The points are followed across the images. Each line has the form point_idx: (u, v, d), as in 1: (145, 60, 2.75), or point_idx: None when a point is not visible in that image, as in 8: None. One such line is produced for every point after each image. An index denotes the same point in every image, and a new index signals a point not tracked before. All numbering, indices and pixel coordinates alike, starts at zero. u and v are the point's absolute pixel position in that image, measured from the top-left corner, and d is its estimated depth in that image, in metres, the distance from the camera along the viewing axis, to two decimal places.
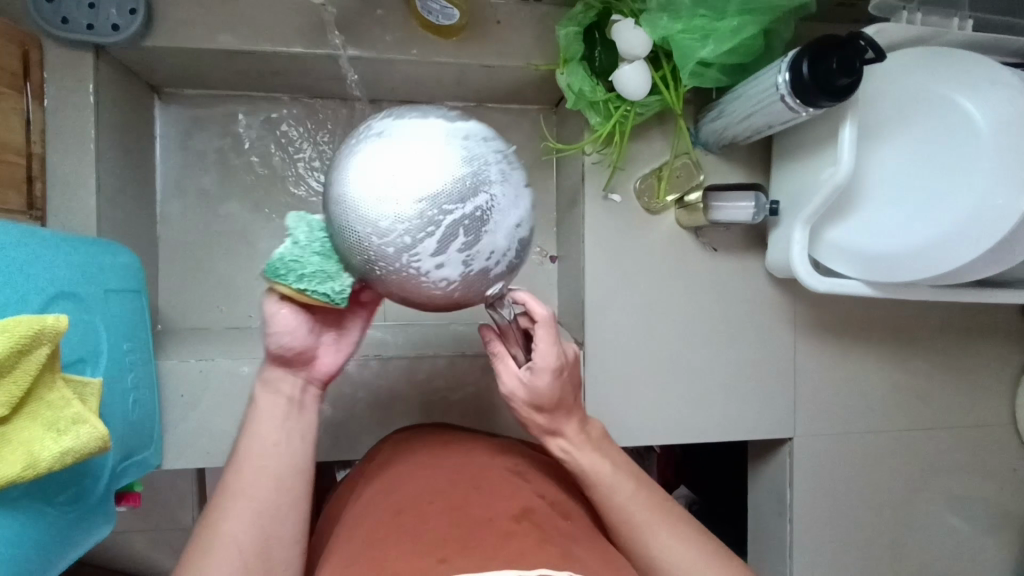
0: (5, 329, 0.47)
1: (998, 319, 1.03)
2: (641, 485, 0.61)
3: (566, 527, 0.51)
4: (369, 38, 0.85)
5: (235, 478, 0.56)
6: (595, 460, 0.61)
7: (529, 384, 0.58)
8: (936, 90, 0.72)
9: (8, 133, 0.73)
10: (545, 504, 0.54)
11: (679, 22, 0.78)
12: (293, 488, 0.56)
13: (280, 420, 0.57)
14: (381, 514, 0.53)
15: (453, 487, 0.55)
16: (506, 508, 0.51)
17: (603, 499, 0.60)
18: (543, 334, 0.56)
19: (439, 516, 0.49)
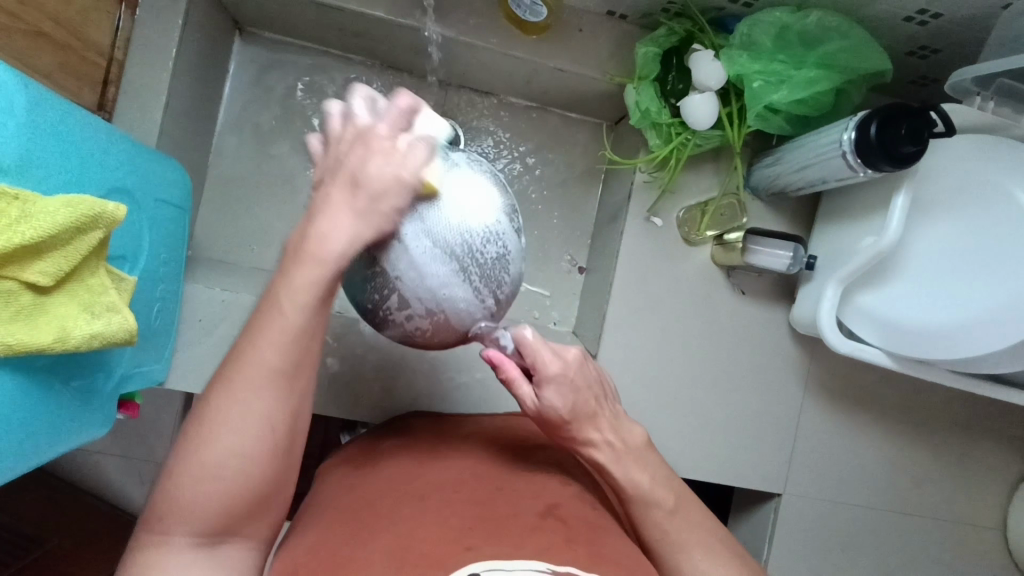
0: (69, 205, 0.47)
1: (1006, 422, 1.02)
2: (679, 503, 0.61)
3: (590, 520, 0.54)
4: (454, 19, 0.87)
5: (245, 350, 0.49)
6: (631, 473, 0.60)
7: (541, 401, 0.58)
8: (991, 183, 0.73)
9: (96, 32, 0.75)
10: (569, 497, 0.58)
11: (757, 63, 0.79)
12: (290, 373, 0.49)
13: (294, 300, 0.49)
14: (393, 497, 0.55)
15: (473, 483, 0.57)
16: (534, 505, 0.54)
17: (637, 513, 0.60)
18: (540, 352, 0.57)
19: (463, 509, 0.52)
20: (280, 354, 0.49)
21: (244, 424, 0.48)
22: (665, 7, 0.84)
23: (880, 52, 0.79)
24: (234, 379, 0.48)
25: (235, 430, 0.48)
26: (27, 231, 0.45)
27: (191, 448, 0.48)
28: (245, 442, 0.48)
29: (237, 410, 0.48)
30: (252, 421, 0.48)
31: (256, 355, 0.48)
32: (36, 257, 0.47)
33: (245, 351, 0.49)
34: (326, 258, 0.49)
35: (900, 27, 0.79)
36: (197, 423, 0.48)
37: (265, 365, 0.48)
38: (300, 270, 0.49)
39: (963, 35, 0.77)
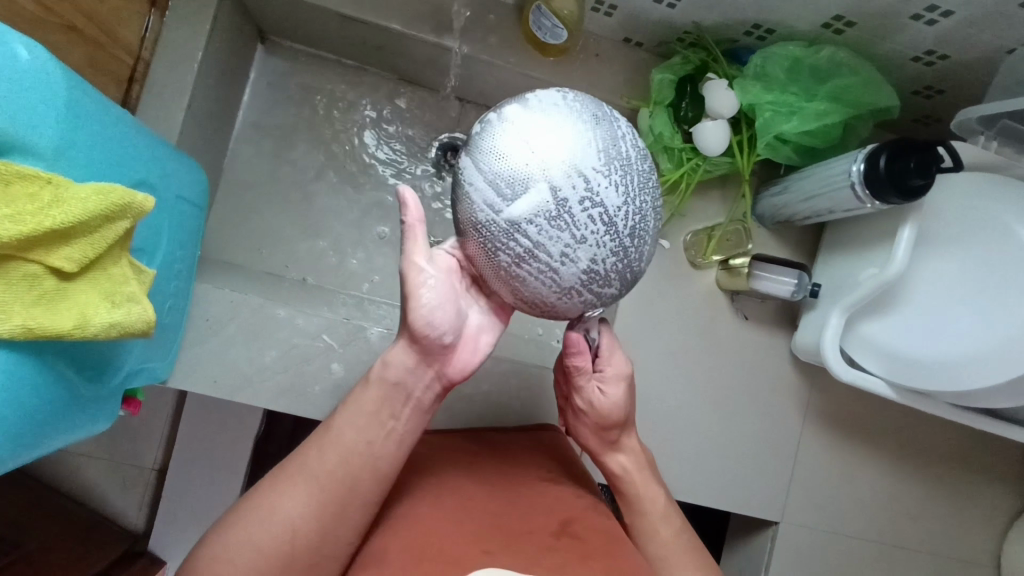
0: (101, 193, 0.48)
1: (1000, 457, 1.03)
2: (685, 527, 0.64)
3: (604, 531, 0.58)
4: (477, 38, 0.89)
5: (311, 457, 0.54)
6: (651, 488, 0.65)
7: (602, 397, 0.62)
8: (1002, 217, 0.75)
9: (124, 31, 0.76)
10: (583, 507, 0.61)
11: (770, 94, 0.82)
12: (360, 492, 0.54)
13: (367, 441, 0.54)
14: (420, 509, 0.56)
15: (487, 496, 0.60)
16: (550, 519, 0.58)
17: (647, 531, 0.63)
18: (609, 358, 0.61)
19: (479, 525, 0.55)
20: (337, 465, 0.53)
21: (294, 517, 0.52)
22: (681, 37, 0.88)
23: (887, 88, 0.82)
24: (305, 466, 0.53)
25: (283, 523, 0.51)
26: (58, 215, 0.45)
27: (238, 525, 0.51)
28: (292, 533, 0.51)
29: (292, 499, 0.52)
30: (297, 517, 0.52)
31: (320, 458, 0.53)
32: (63, 243, 0.47)
33: (308, 455, 0.54)
34: (388, 390, 0.55)
35: (907, 66, 0.82)
36: (250, 507, 0.52)
37: (325, 472, 0.53)
38: (373, 401, 0.55)
39: (967, 77, 0.80)
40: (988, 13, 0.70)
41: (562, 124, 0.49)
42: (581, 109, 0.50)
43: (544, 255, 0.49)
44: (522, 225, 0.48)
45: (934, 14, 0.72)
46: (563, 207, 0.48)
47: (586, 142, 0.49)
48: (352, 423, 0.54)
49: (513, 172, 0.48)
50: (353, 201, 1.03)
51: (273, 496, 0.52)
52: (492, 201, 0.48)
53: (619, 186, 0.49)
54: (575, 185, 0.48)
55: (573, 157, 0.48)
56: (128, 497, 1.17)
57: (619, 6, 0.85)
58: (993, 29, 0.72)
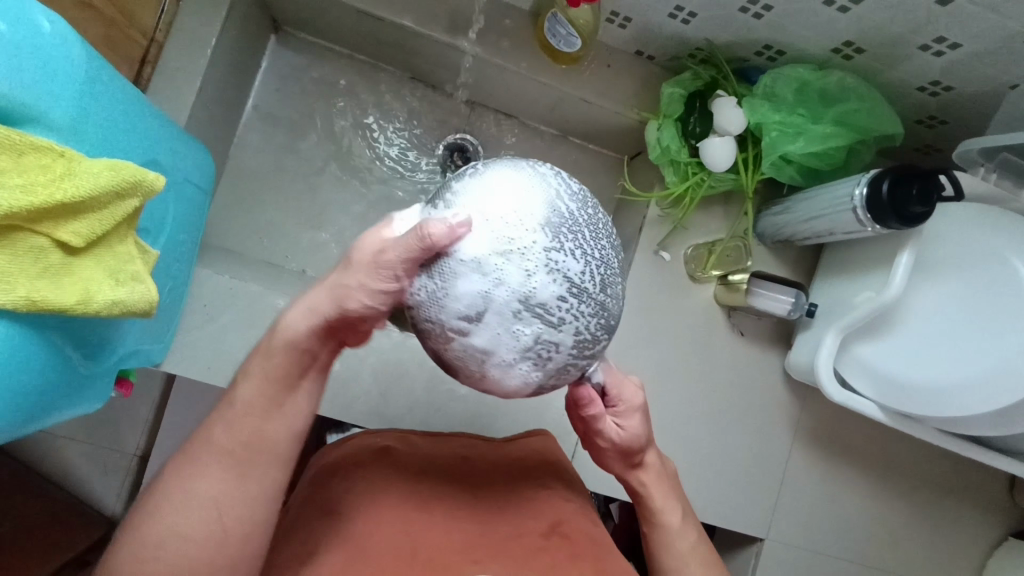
0: (114, 169, 0.48)
1: (985, 486, 1.03)
2: (700, 541, 0.64)
3: (591, 534, 0.62)
4: (491, 41, 0.90)
5: (216, 427, 0.50)
6: (669, 504, 0.64)
7: (623, 431, 0.61)
8: (1002, 251, 0.74)
9: (141, 12, 0.76)
10: (575, 509, 0.64)
11: (778, 114, 0.83)
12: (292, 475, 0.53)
13: (266, 396, 0.51)
14: (410, 516, 0.58)
15: (476, 502, 0.62)
16: (538, 522, 0.61)
17: (663, 543, 0.64)
18: (623, 390, 0.59)
19: (470, 535, 0.58)
20: (243, 440, 0.50)
21: (213, 499, 0.49)
22: (693, 53, 0.89)
23: (892, 115, 0.83)
24: (210, 447, 0.50)
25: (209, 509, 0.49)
26: (69, 188, 0.45)
27: (157, 510, 0.48)
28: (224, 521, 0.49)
29: (219, 481, 0.49)
30: (219, 496, 0.49)
31: (226, 433, 0.50)
32: (72, 217, 0.47)
33: (213, 430, 0.50)
34: (290, 355, 0.50)
35: (913, 96, 0.84)
36: (167, 493, 0.49)
37: (241, 448, 0.50)
38: (267, 358, 0.51)
39: (970, 110, 0.82)
40: (994, 48, 0.71)
41: (501, 205, 0.47)
42: (514, 178, 0.49)
43: (533, 354, 0.48)
44: (498, 340, 0.47)
45: (941, 46, 0.74)
46: (532, 301, 0.46)
47: (535, 219, 0.47)
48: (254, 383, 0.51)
49: (472, 292, 0.46)
50: (357, 195, 1.03)
51: (194, 478, 0.49)
52: (462, 321, 0.47)
53: (577, 253, 0.48)
54: (539, 274, 0.46)
55: (528, 244, 0.46)
56: (107, 483, 1.15)
57: (633, 19, 0.86)
58: (997, 64, 0.73)
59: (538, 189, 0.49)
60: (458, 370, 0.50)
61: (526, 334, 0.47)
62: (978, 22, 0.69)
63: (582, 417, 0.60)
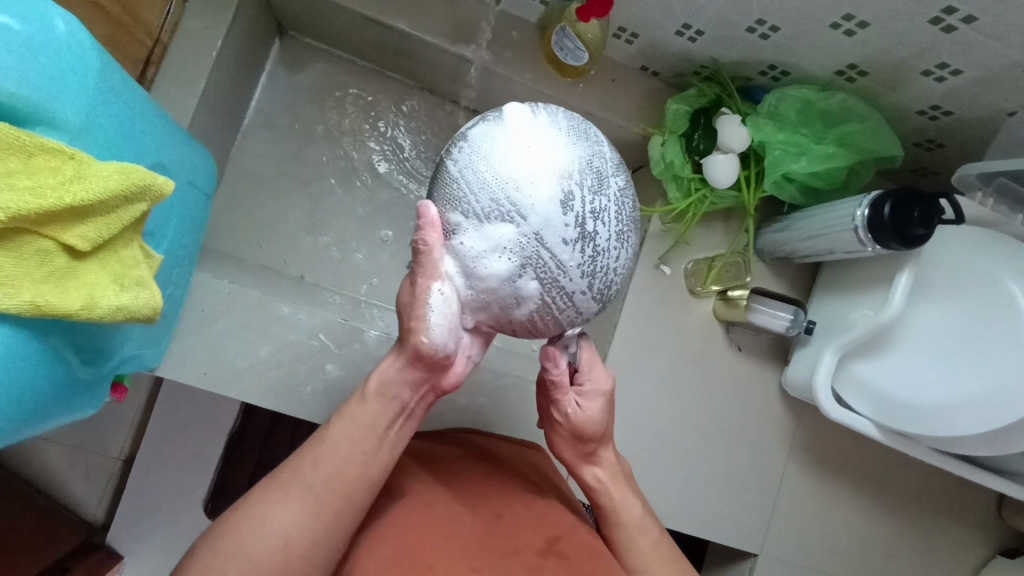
0: (123, 172, 0.47)
1: (974, 505, 1.05)
2: (660, 536, 0.64)
3: (591, 548, 0.58)
4: (499, 53, 0.90)
5: (304, 468, 0.53)
6: (626, 500, 0.64)
7: (580, 411, 0.62)
8: (997, 272, 0.76)
9: (147, 13, 0.75)
10: (570, 526, 0.61)
11: (781, 133, 0.85)
12: (349, 500, 0.53)
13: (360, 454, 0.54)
14: (410, 516, 0.57)
15: (461, 518, 0.58)
16: (537, 536, 0.58)
17: (622, 539, 0.63)
18: (590, 373, 0.62)
19: (459, 534, 0.56)
20: (333, 473, 0.53)
21: (284, 529, 0.50)
22: (698, 70, 0.90)
23: (893, 138, 0.85)
24: (296, 475, 0.52)
25: (277, 535, 0.50)
26: (79, 192, 0.44)
27: (232, 546, 0.49)
28: (283, 543, 0.50)
29: (284, 509, 0.51)
30: (296, 527, 0.51)
31: (313, 468, 0.53)
32: (80, 220, 0.46)
33: (310, 463, 0.53)
34: (384, 403, 0.56)
35: (912, 119, 0.85)
36: (245, 515, 0.50)
37: (328, 483, 0.52)
38: (364, 411, 0.55)
39: (967, 135, 0.83)
40: (994, 75, 0.73)
41: (524, 158, 0.50)
42: (553, 139, 0.51)
43: (549, 292, 0.51)
44: (488, 255, 0.50)
45: (943, 72, 0.75)
46: (568, 199, 0.50)
47: (584, 171, 0.51)
48: (334, 429, 0.55)
49: (487, 245, 0.50)
50: (355, 202, 1.02)
51: (266, 516, 0.50)
52: (465, 220, 0.51)
53: (614, 225, 0.52)
54: (570, 211, 0.50)
55: (539, 174, 0.49)
56: (89, 487, 1.12)
57: (641, 35, 0.87)
58: (997, 91, 0.75)
59: (592, 161, 0.51)
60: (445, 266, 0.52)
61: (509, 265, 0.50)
62: (980, 50, 0.70)
63: (545, 385, 0.62)
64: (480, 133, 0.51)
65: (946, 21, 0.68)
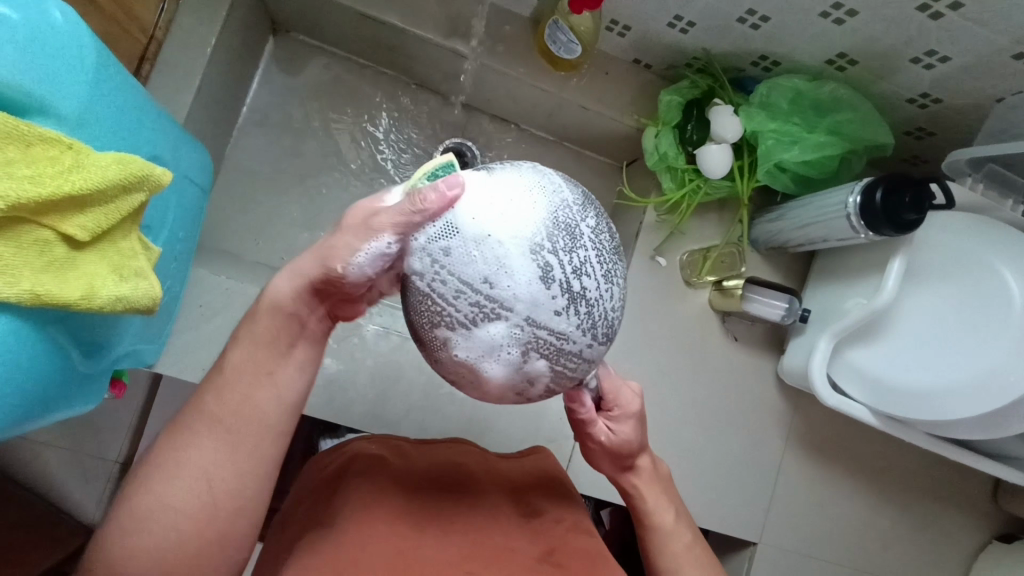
0: (121, 162, 0.47)
1: (969, 490, 1.05)
2: (693, 540, 0.64)
3: (588, 553, 0.59)
4: (492, 47, 0.90)
5: (210, 403, 0.49)
6: (661, 505, 0.64)
7: (613, 434, 0.63)
8: (990, 258, 0.76)
9: (142, 10, 0.75)
10: (565, 533, 0.62)
11: (773, 122, 0.85)
12: (273, 431, 0.51)
13: (268, 380, 0.50)
14: (398, 527, 0.56)
15: (459, 519, 0.59)
16: (532, 547, 0.58)
17: (655, 542, 0.64)
18: (617, 397, 0.61)
19: (456, 541, 0.56)
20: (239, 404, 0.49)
21: (208, 469, 0.48)
22: (690, 62, 0.91)
23: (885, 126, 0.85)
24: (197, 418, 0.49)
25: (206, 482, 0.48)
26: (77, 181, 0.44)
27: (157, 489, 0.47)
28: (215, 491, 0.48)
29: (206, 456, 0.48)
30: (214, 468, 0.48)
31: (218, 402, 0.49)
32: (79, 210, 0.46)
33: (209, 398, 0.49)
34: (281, 318, 0.50)
35: (902, 107, 0.86)
36: (157, 464, 0.48)
37: (239, 418, 0.49)
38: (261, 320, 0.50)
39: (956, 122, 0.85)
40: (982, 61, 0.74)
41: (493, 234, 0.46)
42: (513, 194, 0.48)
43: (557, 364, 0.49)
44: (493, 347, 0.48)
45: (932, 59, 0.76)
46: (547, 268, 0.47)
47: (548, 217, 0.48)
48: (231, 358, 0.50)
49: (489, 341, 0.48)
50: (351, 198, 1.02)
51: (181, 460, 0.48)
52: (454, 331, 0.48)
53: (599, 271, 0.49)
54: (553, 281, 0.47)
55: (509, 254, 0.46)
56: (88, 490, 1.12)
57: (633, 28, 0.88)
58: (984, 78, 0.76)
59: (553, 205, 0.48)
60: (452, 371, 0.50)
61: (512, 349, 0.48)
62: (967, 36, 0.71)
63: (575, 419, 0.63)
64: (443, 224, 0.47)
65: (933, 8, 0.69)
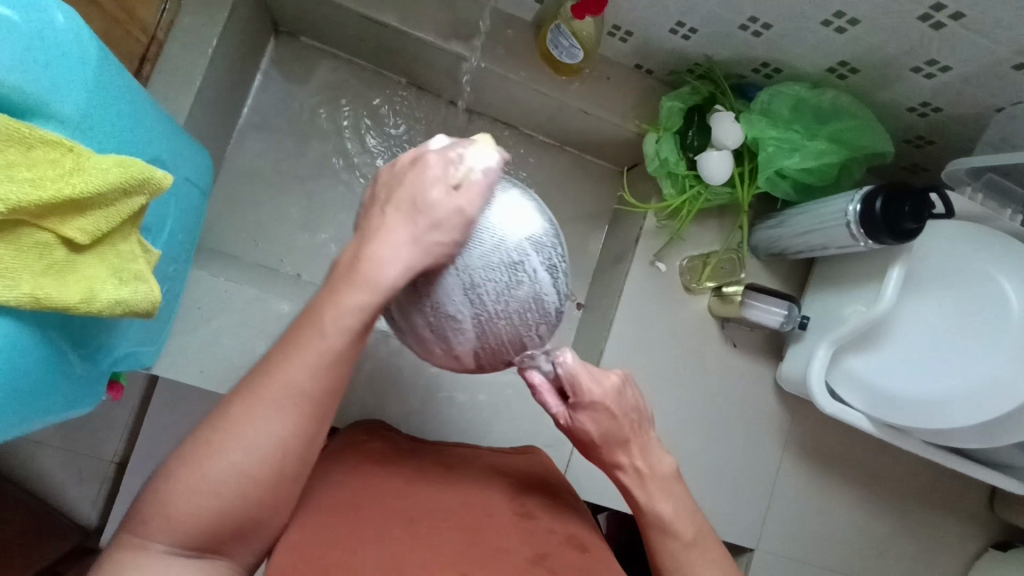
0: (122, 165, 0.47)
1: (964, 497, 1.06)
2: (696, 536, 0.60)
3: (578, 566, 0.57)
4: (494, 50, 0.90)
5: (265, 368, 0.47)
6: (657, 498, 0.60)
7: (574, 421, 0.60)
8: (989, 267, 0.77)
9: (144, 11, 0.75)
10: (558, 542, 0.60)
11: (774, 130, 0.85)
12: (312, 396, 0.47)
13: (338, 327, 0.47)
14: (390, 529, 0.55)
15: (450, 518, 0.58)
16: (525, 548, 0.57)
17: (652, 538, 0.60)
18: (574, 387, 0.58)
19: (453, 542, 0.55)
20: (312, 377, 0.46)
21: (272, 438, 0.46)
22: (691, 68, 0.91)
23: (885, 134, 0.86)
24: (255, 392, 0.46)
25: (253, 447, 0.45)
26: (78, 184, 0.44)
27: (195, 458, 0.45)
28: (259, 456, 0.46)
29: (250, 418, 0.45)
30: (271, 438, 0.46)
31: (283, 363, 0.46)
32: (79, 213, 0.46)
33: (273, 366, 0.46)
34: (359, 316, 0.47)
35: (902, 116, 0.86)
36: (205, 440, 0.46)
37: (293, 384, 0.46)
38: (347, 292, 0.47)
39: (956, 131, 0.85)
40: (983, 71, 0.74)
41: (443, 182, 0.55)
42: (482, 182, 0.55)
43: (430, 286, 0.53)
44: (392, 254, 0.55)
45: (933, 69, 0.77)
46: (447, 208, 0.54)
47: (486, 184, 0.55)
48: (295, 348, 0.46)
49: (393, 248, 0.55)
50: (350, 200, 1.02)
51: (234, 427, 0.45)
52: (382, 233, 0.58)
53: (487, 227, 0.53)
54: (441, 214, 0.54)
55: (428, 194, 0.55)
56: (83, 490, 1.12)
57: (635, 33, 0.88)
58: (984, 88, 0.76)
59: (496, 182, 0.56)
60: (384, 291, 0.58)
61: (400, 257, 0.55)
62: (968, 47, 0.71)
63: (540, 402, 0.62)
64: None
65: (934, 19, 0.69)
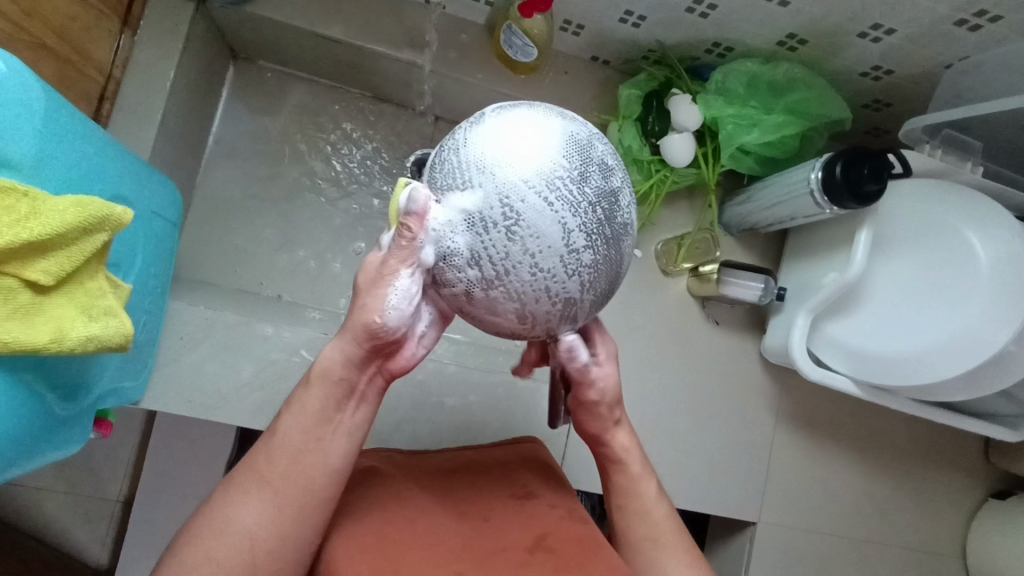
0: (79, 205, 0.48)
1: (957, 449, 1.07)
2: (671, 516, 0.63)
3: (580, 536, 0.60)
4: (450, 56, 0.91)
5: (259, 462, 0.50)
6: (638, 479, 0.62)
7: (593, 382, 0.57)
8: (953, 221, 0.79)
9: (96, 50, 0.75)
10: (559, 519, 0.62)
11: (731, 107, 0.86)
12: (315, 491, 0.50)
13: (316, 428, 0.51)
14: (388, 529, 0.57)
15: (439, 528, 0.58)
16: (523, 537, 0.60)
17: (632, 514, 0.62)
18: (601, 341, 0.57)
19: (450, 543, 0.57)
20: (293, 473, 0.49)
21: (250, 526, 0.48)
22: (646, 54, 0.92)
23: (840, 101, 0.87)
24: (254, 475, 0.49)
25: (247, 536, 0.48)
26: (36, 227, 0.45)
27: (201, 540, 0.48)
28: (259, 542, 0.48)
29: (254, 509, 0.49)
30: (264, 525, 0.49)
31: (269, 462, 0.50)
32: (40, 255, 0.47)
33: (258, 463, 0.50)
34: (329, 386, 0.50)
35: (856, 81, 0.87)
36: (208, 521, 0.49)
37: (284, 475, 0.49)
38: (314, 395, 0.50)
39: (909, 90, 0.86)
40: (926, 30, 0.75)
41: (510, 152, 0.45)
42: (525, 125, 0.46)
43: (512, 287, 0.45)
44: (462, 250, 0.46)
45: (878, 32, 0.78)
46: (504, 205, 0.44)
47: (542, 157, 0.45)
48: (276, 441, 0.50)
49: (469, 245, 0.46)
50: (324, 218, 1.03)
51: (234, 513, 0.49)
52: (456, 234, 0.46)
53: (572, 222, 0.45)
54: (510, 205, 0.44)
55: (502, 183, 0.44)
56: (91, 532, 1.12)
57: (586, 26, 0.89)
58: (930, 46, 0.77)
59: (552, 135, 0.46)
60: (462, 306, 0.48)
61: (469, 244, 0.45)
62: (908, 8, 0.73)
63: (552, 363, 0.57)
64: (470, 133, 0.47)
65: None
